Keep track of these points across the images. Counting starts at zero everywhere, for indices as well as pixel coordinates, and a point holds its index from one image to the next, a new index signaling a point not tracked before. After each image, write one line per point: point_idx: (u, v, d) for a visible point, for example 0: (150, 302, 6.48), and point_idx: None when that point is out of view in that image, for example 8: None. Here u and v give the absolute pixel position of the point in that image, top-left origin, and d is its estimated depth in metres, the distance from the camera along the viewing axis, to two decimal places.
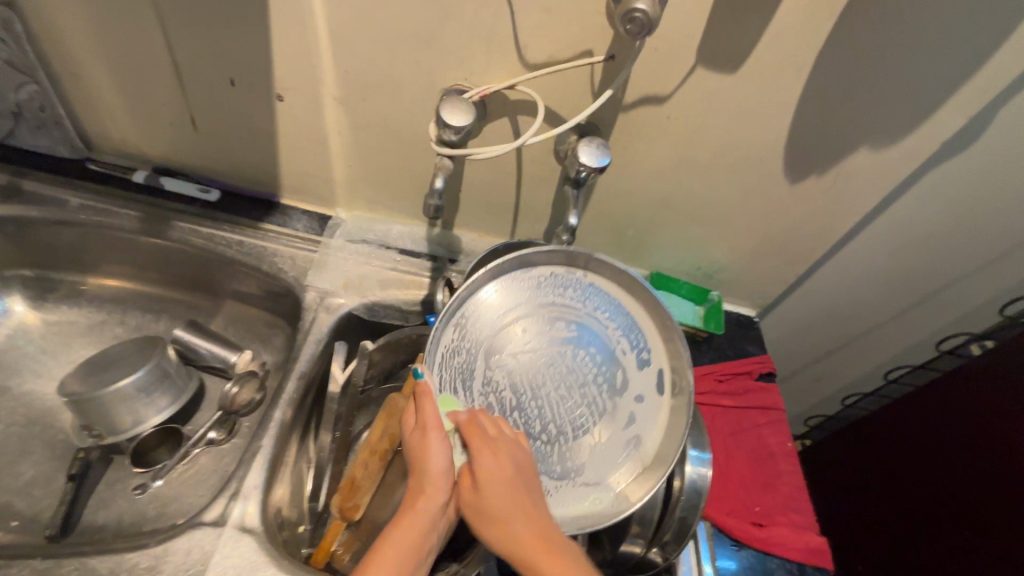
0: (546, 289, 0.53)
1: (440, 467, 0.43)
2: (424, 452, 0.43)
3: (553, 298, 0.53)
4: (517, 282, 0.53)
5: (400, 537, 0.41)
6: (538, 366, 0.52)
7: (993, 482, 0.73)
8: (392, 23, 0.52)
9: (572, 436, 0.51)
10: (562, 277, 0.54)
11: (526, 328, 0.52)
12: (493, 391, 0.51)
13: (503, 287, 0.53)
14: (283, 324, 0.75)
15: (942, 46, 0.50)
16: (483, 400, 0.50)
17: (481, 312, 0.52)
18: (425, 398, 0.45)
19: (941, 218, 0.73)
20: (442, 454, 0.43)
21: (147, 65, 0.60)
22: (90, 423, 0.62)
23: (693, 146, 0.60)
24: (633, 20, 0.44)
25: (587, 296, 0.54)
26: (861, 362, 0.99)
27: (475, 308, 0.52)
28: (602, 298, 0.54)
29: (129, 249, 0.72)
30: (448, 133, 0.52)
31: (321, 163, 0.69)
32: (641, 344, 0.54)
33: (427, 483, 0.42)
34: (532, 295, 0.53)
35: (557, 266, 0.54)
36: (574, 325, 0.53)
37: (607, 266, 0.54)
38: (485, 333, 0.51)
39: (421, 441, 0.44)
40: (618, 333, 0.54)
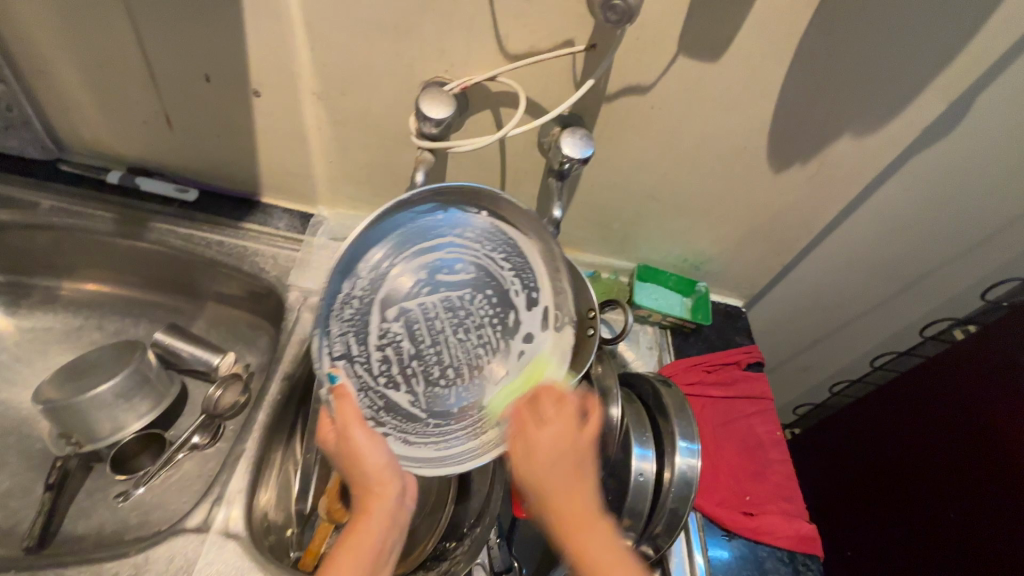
0: (431, 230, 0.51)
1: (377, 462, 0.45)
2: (356, 455, 0.45)
3: (431, 242, 0.51)
4: (397, 231, 0.50)
5: (362, 531, 0.43)
6: (423, 316, 0.52)
7: (975, 464, 0.74)
8: (370, 15, 0.51)
9: (471, 377, 0.53)
10: (443, 215, 0.51)
11: (409, 280, 0.51)
12: (389, 347, 0.51)
13: (382, 233, 0.50)
14: (266, 325, 0.74)
15: (921, 34, 0.50)
16: (379, 360, 0.51)
17: (367, 260, 0.49)
18: (341, 400, 0.45)
19: (923, 205, 0.73)
20: (372, 448, 0.45)
21: (117, 62, 0.59)
22: (67, 432, 0.60)
23: (677, 137, 0.60)
24: (613, 8, 0.43)
25: (465, 233, 0.52)
26: (847, 349, 1.00)
27: (356, 265, 0.49)
28: (483, 232, 0.53)
29: (106, 252, 0.71)
30: (428, 125, 0.51)
31: (300, 160, 0.67)
32: (527, 273, 0.54)
33: (372, 480, 0.44)
34: (410, 243, 0.51)
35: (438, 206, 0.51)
36: (462, 267, 0.52)
37: (500, 198, 0.51)
38: (371, 289, 0.50)
39: (347, 447, 0.45)
40: (503, 267, 0.53)
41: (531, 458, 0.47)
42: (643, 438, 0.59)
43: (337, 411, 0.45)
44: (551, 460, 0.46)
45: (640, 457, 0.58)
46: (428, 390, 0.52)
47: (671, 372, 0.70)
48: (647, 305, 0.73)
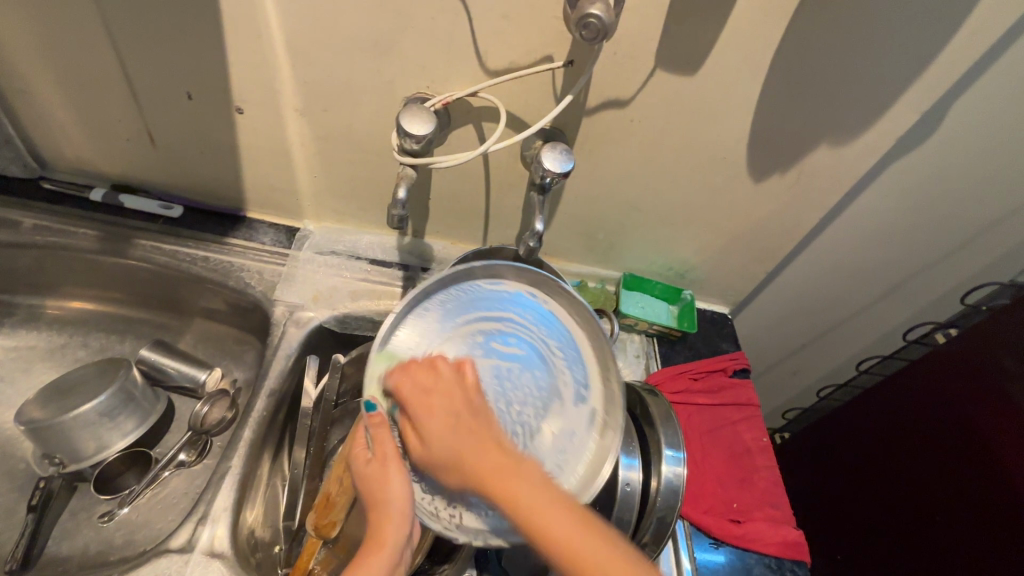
0: (495, 303, 0.51)
1: (400, 496, 0.42)
2: (383, 482, 0.42)
3: (495, 314, 0.51)
4: (444, 303, 0.50)
5: (366, 559, 0.40)
6: None
7: (960, 466, 0.76)
8: (349, 34, 0.52)
9: None
10: (487, 289, 0.52)
11: (454, 348, 0.48)
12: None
13: (431, 306, 0.50)
14: (253, 340, 0.73)
15: (890, 47, 0.51)
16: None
17: (430, 316, 0.50)
18: (379, 429, 0.44)
19: (902, 211, 0.74)
20: (399, 480, 0.43)
21: (99, 81, 0.59)
22: (50, 452, 0.60)
23: (657, 148, 0.61)
24: (588, 25, 0.44)
25: (508, 306, 0.51)
26: (834, 353, 1.01)
27: (406, 331, 0.49)
28: (526, 307, 0.52)
29: (90, 269, 0.70)
30: (409, 142, 0.51)
31: (284, 175, 0.68)
32: (573, 350, 0.52)
33: (389, 509, 0.42)
34: (456, 315, 0.50)
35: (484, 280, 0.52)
36: (522, 344, 0.50)
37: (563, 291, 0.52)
38: (417, 356, 0.48)
39: (376, 472, 0.43)
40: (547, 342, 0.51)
41: (432, 437, 0.40)
42: (630, 447, 0.59)
43: (376, 434, 0.44)
44: (455, 431, 0.41)
45: (627, 466, 0.58)
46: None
47: (657, 381, 0.71)
48: (633, 313, 0.74)
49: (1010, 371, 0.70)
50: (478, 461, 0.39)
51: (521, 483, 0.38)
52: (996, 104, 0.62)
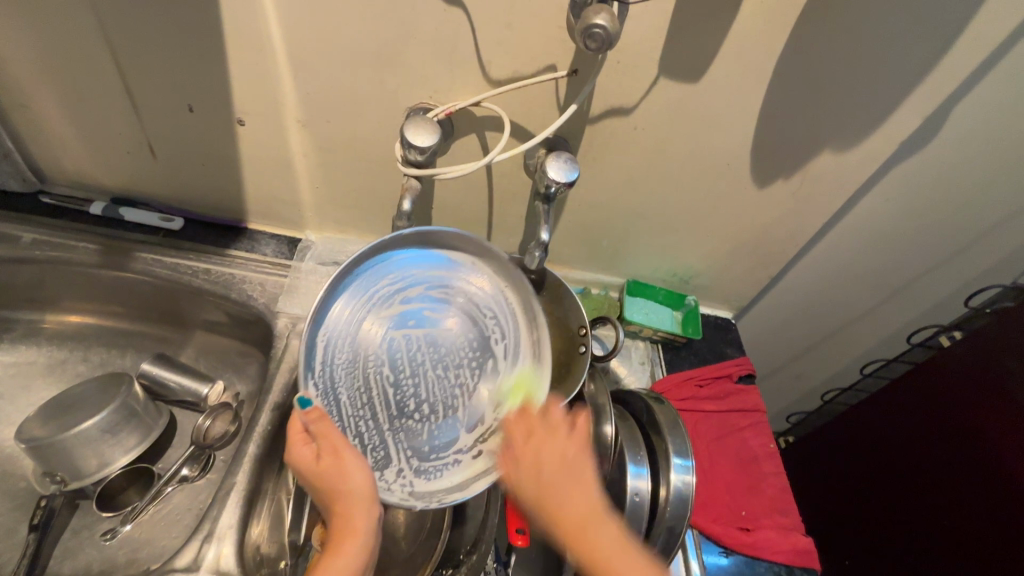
0: (410, 275, 0.55)
1: (357, 483, 0.44)
2: (343, 475, 0.44)
3: (412, 287, 0.54)
4: (369, 277, 0.53)
5: (345, 555, 0.42)
6: (403, 351, 0.53)
7: (966, 469, 0.75)
8: (353, 45, 0.52)
9: (443, 412, 0.53)
10: (418, 258, 0.56)
11: (384, 318, 0.53)
12: (367, 382, 0.52)
13: (358, 279, 0.53)
14: (256, 353, 0.73)
15: (893, 54, 0.51)
16: (356, 396, 0.51)
17: (345, 304, 0.52)
18: (320, 425, 0.45)
19: (904, 215, 0.75)
20: (356, 471, 0.44)
21: (99, 94, 0.58)
22: (51, 469, 0.59)
23: (662, 156, 0.61)
24: (593, 36, 0.43)
25: (435, 271, 0.56)
26: (837, 356, 1.01)
27: (337, 310, 0.52)
28: (453, 270, 0.56)
29: (91, 283, 0.70)
30: (413, 153, 0.51)
31: (286, 186, 0.67)
32: (501, 306, 0.57)
33: (354, 502, 0.43)
34: (384, 287, 0.54)
35: (414, 249, 0.55)
36: (444, 309, 0.55)
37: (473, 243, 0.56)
38: (348, 331, 0.52)
39: (334, 468, 0.44)
40: (477, 300, 0.56)
41: (524, 469, 0.46)
42: (639, 456, 0.58)
43: (320, 430, 0.45)
44: (551, 467, 0.46)
45: (635, 475, 0.57)
46: (410, 427, 0.52)
47: (663, 388, 0.70)
48: (637, 320, 0.74)
49: (1014, 373, 0.70)
50: (561, 490, 0.44)
51: (600, 534, 0.42)
52: (998, 108, 0.62)
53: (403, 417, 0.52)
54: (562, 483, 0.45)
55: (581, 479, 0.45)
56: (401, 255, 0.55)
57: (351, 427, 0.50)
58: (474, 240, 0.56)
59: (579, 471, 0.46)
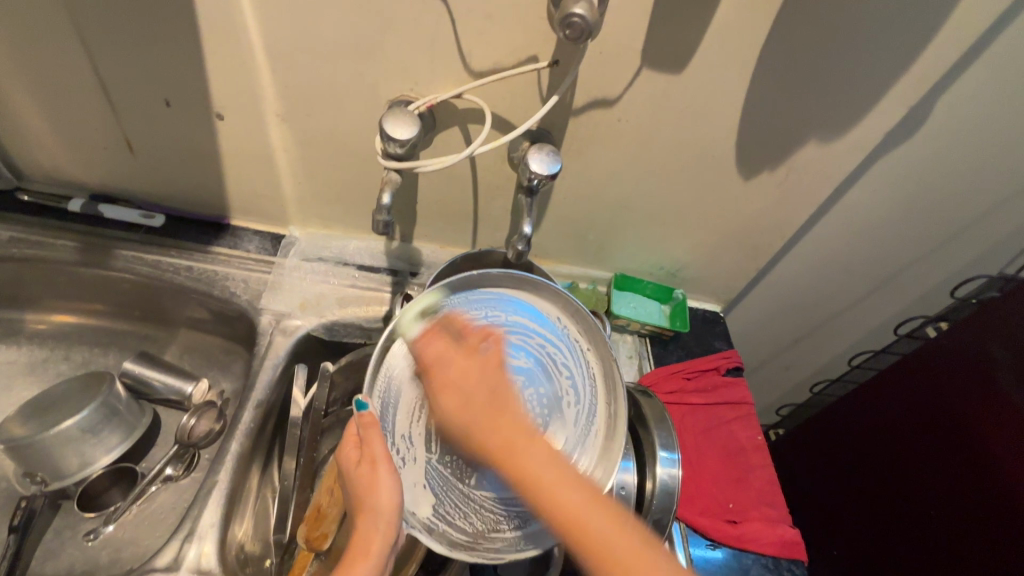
0: (501, 314, 0.52)
1: (389, 504, 0.43)
2: (371, 490, 0.43)
3: (507, 329, 0.52)
4: (465, 308, 0.52)
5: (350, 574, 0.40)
6: None
7: (954, 457, 0.76)
8: (331, 37, 0.51)
9: (498, 464, 0.52)
10: (509, 301, 0.53)
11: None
12: (430, 420, 0.51)
13: (456, 308, 0.51)
14: (240, 350, 0.72)
15: (876, 43, 0.51)
16: (413, 428, 0.51)
17: (429, 331, 0.51)
18: (370, 433, 0.45)
19: (891, 206, 0.75)
20: (388, 491, 0.43)
21: (74, 88, 0.57)
22: (31, 470, 0.58)
23: (646, 148, 0.60)
24: (572, 25, 0.43)
25: (529, 321, 0.53)
26: (827, 348, 1.01)
27: (419, 334, 0.51)
28: (538, 321, 0.54)
29: (72, 281, 0.69)
30: (393, 146, 0.50)
31: (268, 182, 0.66)
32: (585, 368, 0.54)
33: (381, 523, 0.42)
34: (479, 321, 0.52)
35: (507, 293, 0.54)
36: (529, 360, 0.52)
37: (570, 303, 0.53)
38: (424, 362, 0.51)
39: (367, 479, 0.43)
40: (563, 357, 0.53)
41: (448, 409, 0.44)
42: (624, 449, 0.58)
43: (368, 437, 0.45)
44: (468, 389, 0.45)
45: (622, 469, 0.57)
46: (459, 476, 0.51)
47: (650, 382, 0.70)
48: (625, 313, 0.74)
49: (1000, 361, 0.71)
50: (483, 420, 0.43)
51: (533, 455, 0.41)
52: (981, 98, 0.62)
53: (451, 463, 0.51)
54: (481, 410, 0.43)
55: (506, 397, 0.44)
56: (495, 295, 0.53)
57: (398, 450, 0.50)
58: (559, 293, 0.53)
59: (505, 391, 0.45)
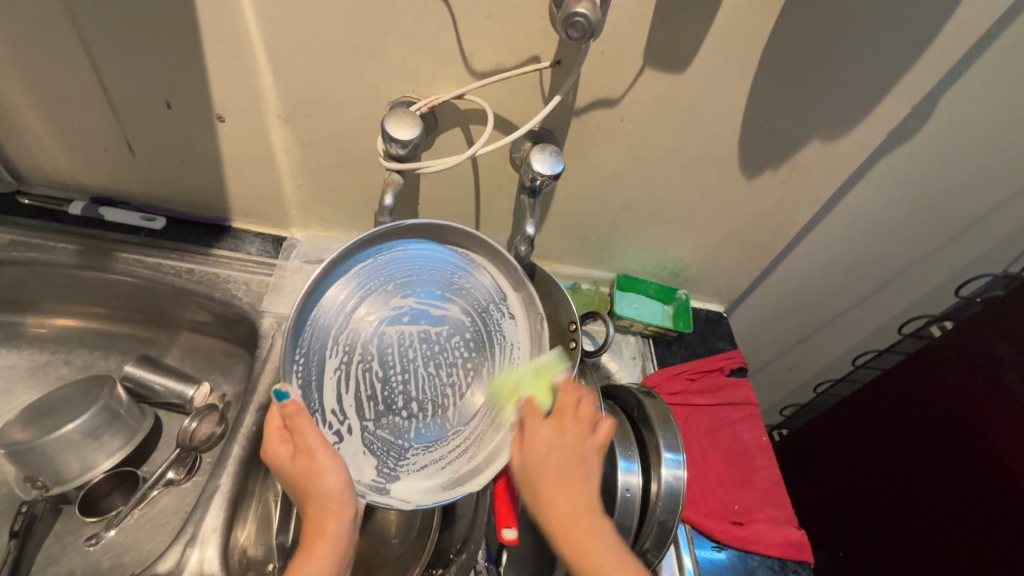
0: (406, 263, 0.52)
1: (336, 483, 0.42)
2: (316, 474, 0.42)
3: (415, 280, 0.51)
4: (367, 265, 0.50)
5: (316, 555, 0.41)
6: (398, 345, 0.50)
7: (959, 458, 0.75)
8: (331, 38, 0.51)
9: (435, 413, 0.51)
10: (416, 248, 0.52)
11: (379, 310, 0.50)
12: (355, 377, 0.48)
13: (357, 262, 0.50)
14: (242, 352, 0.72)
15: (879, 41, 0.51)
16: (340, 386, 0.48)
17: (335, 291, 0.49)
18: (297, 421, 0.42)
19: (894, 205, 0.74)
20: (333, 469, 0.42)
21: (74, 90, 0.57)
22: (32, 475, 0.58)
23: (648, 149, 0.60)
24: (575, 24, 0.43)
25: (438, 265, 0.53)
26: (830, 347, 1.01)
27: (329, 295, 0.49)
28: (459, 269, 0.54)
29: (72, 284, 0.69)
30: (395, 147, 0.50)
31: (269, 183, 0.66)
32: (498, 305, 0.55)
33: (331, 501, 0.42)
34: (381, 274, 0.51)
35: (416, 240, 0.53)
36: (447, 306, 0.52)
37: (468, 236, 0.54)
38: (338, 320, 0.48)
39: (307, 466, 0.42)
40: (477, 297, 0.54)
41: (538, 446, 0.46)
42: (628, 451, 0.58)
43: (298, 426, 0.42)
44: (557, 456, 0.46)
45: (626, 471, 0.56)
46: (392, 424, 0.49)
47: (655, 383, 0.70)
48: (628, 314, 0.73)
49: (1006, 360, 0.70)
50: (553, 470, 0.45)
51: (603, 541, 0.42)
52: (986, 96, 0.62)
53: (383, 416, 0.49)
54: (569, 489, 0.44)
55: (583, 480, 0.45)
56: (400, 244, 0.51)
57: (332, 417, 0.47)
58: (473, 235, 0.53)
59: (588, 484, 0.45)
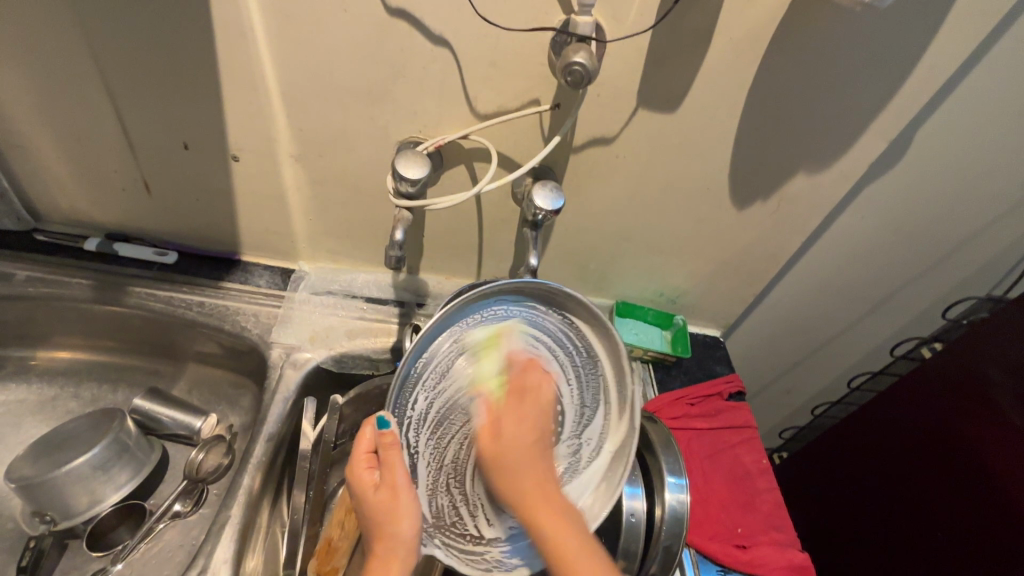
0: (502, 333, 0.52)
1: (408, 531, 0.45)
2: (393, 520, 0.45)
3: (510, 344, 0.51)
4: (474, 322, 0.51)
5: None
6: (487, 403, 0.52)
7: (956, 477, 0.76)
8: (344, 85, 0.54)
9: None
10: (514, 312, 0.52)
11: (482, 366, 0.51)
12: (443, 426, 0.51)
13: (462, 322, 0.50)
14: (249, 384, 0.73)
15: (855, 86, 0.54)
16: (435, 440, 0.51)
17: (437, 346, 0.49)
18: (388, 454, 0.46)
19: (879, 232, 0.78)
20: (409, 517, 0.45)
21: (96, 133, 0.60)
22: (41, 509, 0.58)
23: (642, 183, 0.63)
24: (573, 72, 0.46)
25: (530, 324, 0.52)
26: (826, 370, 1.03)
27: (438, 345, 0.49)
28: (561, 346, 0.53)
29: (85, 318, 0.70)
30: (404, 185, 0.53)
31: (279, 218, 0.68)
32: (593, 375, 0.55)
33: (399, 546, 0.45)
34: (482, 333, 0.51)
35: (522, 312, 0.52)
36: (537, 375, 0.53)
37: (589, 309, 0.52)
38: (442, 372, 0.50)
39: (386, 505, 0.45)
40: (569, 365, 0.54)
41: (366, 481, 0.46)
42: (633, 476, 0.59)
43: (389, 461, 0.45)
44: (383, 488, 0.46)
45: (631, 496, 0.58)
46: (473, 483, 0.53)
47: (655, 407, 0.71)
48: (627, 340, 0.76)
49: (996, 380, 0.72)
50: (380, 501, 0.45)
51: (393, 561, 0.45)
52: (957, 130, 0.66)
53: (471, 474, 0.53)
54: (387, 513, 0.45)
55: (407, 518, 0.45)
56: (501, 304, 0.51)
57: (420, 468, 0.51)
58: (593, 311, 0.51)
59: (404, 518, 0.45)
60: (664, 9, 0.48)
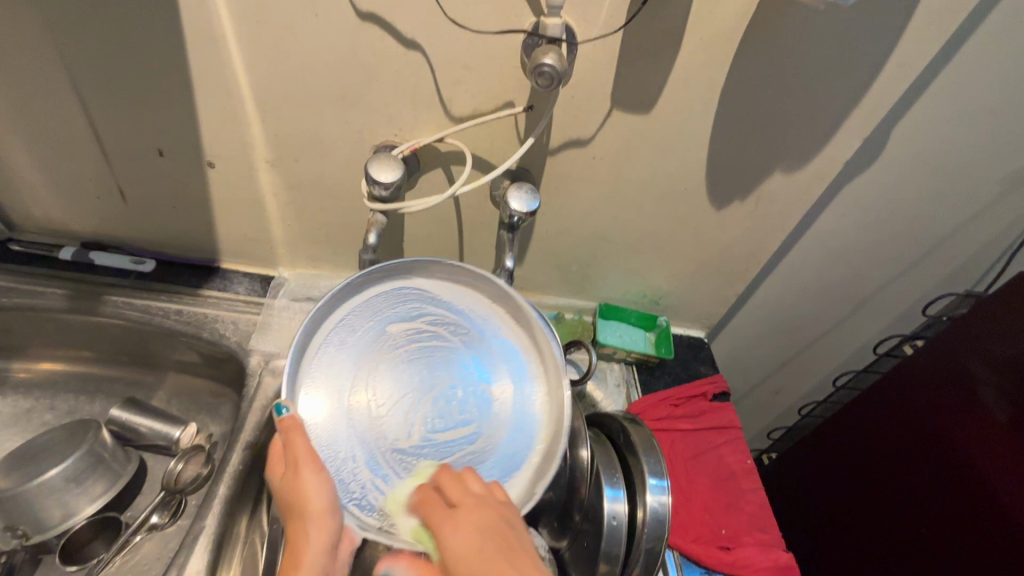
0: (404, 305, 0.54)
1: (320, 504, 0.43)
2: (301, 495, 0.43)
3: (407, 317, 0.54)
4: (370, 300, 0.54)
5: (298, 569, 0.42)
6: (402, 380, 0.51)
7: (942, 473, 0.76)
8: (317, 89, 0.54)
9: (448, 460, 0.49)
10: (411, 292, 0.55)
11: (386, 340, 0.52)
12: (360, 403, 0.49)
13: (356, 305, 0.53)
14: (229, 392, 0.72)
15: (826, 85, 0.55)
16: (352, 424, 0.48)
17: (333, 330, 0.51)
18: (291, 433, 0.45)
19: (859, 230, 0.78)
20: (316, 490, 0.43)
21: (69, 140, 0.59)
22: (12, 523, 0.57)
23: (620, 185, 0.63)
24: (543, 73, 0.46)
25: (431, 299, 0.55)
26: (811, 369, 1.03)
27: (337, 326, 0.52)
28: (467, 317, 0.55)
29: (58, 328, 0.69)
30: (378, 188, 0.53)
31: (257, 225, 0.68)
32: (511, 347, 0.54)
33: (312, 522, 0.43)
34: (387, 307, 0.54)
35: (432, 282, 0.56)
36: (438, 345, 0.53)
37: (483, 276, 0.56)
38: (345, 352, 0.51)
39: (294, 484, 0.43)
40: (478, 340, 0.54)
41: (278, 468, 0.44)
42: (614, 478, 0.58)
43: (290, 440, 0.44)
44: (291, 470, 0.44)
45: (611, 498, 0.56)
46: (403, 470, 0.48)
47: (639, 408, 0.71)
48: (610, 342, 0.76)
49: (979, 376, 0.72)
50: (290, 485, 0.43)
51: (310, 541, 0.43)
52: (931, 128, 0.66)
53: (412, 446, 0.49)
54: (295, 495, 0.43)
55: (317, 496, 0.43)
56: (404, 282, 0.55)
57: (338, 455, 0.47)
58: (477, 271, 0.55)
59: (313, 493, 0.43)
60: (633, 10, 0.48)
